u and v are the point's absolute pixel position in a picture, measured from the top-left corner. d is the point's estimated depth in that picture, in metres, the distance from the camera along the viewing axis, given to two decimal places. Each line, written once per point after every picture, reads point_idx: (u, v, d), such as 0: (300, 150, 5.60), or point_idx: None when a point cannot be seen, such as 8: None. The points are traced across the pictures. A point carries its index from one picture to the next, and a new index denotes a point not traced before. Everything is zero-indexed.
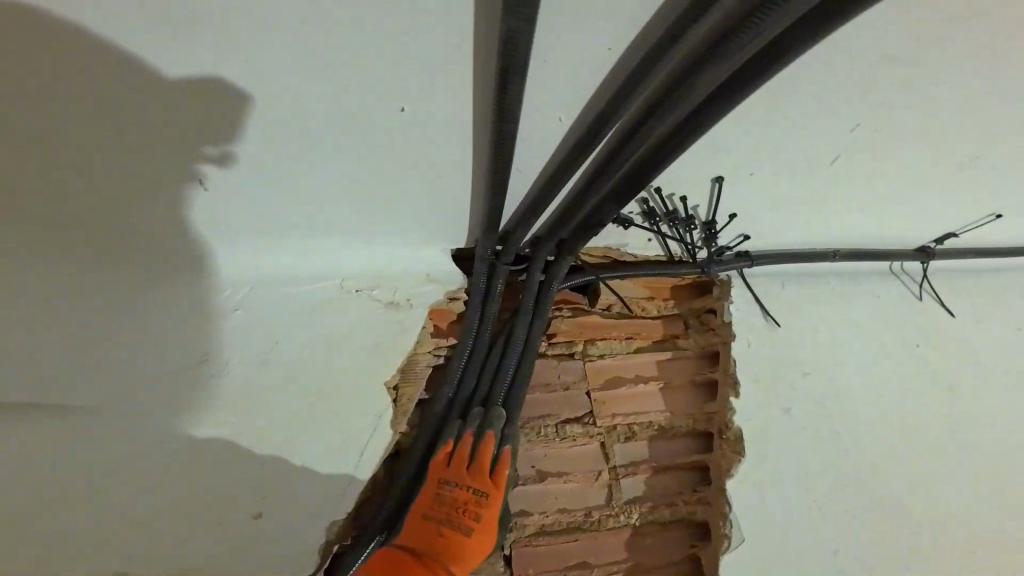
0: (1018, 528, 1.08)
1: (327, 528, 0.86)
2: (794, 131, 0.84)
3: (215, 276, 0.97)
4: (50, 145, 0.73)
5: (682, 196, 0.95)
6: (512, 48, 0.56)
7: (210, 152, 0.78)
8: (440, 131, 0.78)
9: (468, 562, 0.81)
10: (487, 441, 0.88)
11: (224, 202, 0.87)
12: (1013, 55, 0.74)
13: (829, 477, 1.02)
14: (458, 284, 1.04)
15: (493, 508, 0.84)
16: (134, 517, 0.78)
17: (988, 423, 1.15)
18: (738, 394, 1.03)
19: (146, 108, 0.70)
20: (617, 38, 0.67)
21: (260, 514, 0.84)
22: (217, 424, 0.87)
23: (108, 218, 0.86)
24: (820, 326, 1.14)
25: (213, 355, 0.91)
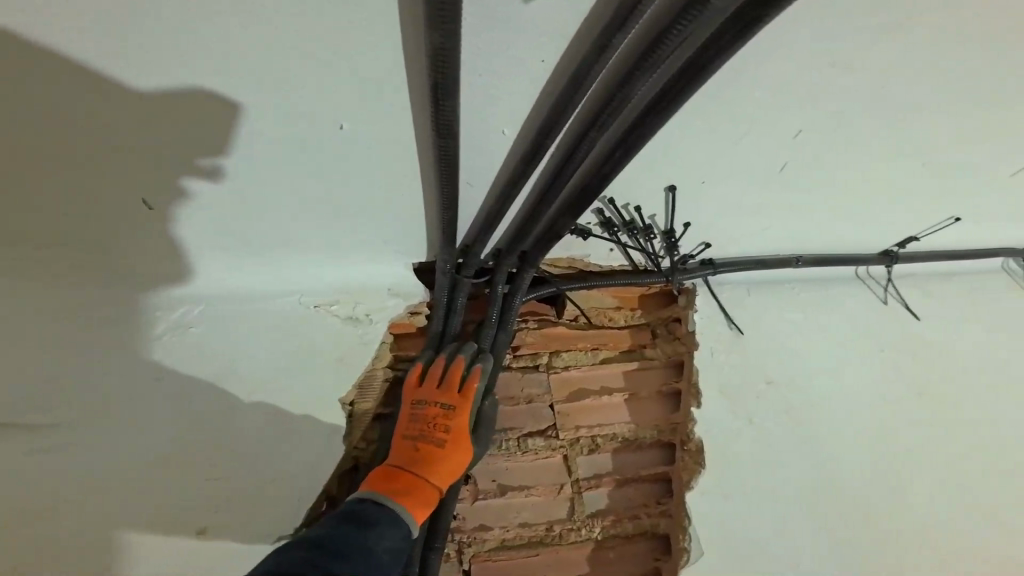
0: (983, 532, 1.08)
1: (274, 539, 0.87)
2: (740, 140, 0.85)
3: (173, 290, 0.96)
4: (33, 161, 0.73)
5: (637, 207, 0.96)
6: (443, 66, 0.56)
7: (174, 167, 0.77)
8: (384, 150, 0.78)
9: (446, 470, 0.86)
10: (455, 361, 0.94)
11: (183, 222, 0.86)
12: (947, 61, 0.75)
13: (794, 485, 1.02)
14: (420, 298, 1.04)
15: (462, 419, 0.90)
16: (75, 538, 0.76)
17: (957, 425, 1.15)
18: (700, 404, 1.03)
19: (119, 123, 0.69)
20: (549, 52, 0.67)
21: (204, 530, 0.83)
22: (176, 442, 0.86)
23: (69, 235, 0.85)
24: (785, 332, 1.14)
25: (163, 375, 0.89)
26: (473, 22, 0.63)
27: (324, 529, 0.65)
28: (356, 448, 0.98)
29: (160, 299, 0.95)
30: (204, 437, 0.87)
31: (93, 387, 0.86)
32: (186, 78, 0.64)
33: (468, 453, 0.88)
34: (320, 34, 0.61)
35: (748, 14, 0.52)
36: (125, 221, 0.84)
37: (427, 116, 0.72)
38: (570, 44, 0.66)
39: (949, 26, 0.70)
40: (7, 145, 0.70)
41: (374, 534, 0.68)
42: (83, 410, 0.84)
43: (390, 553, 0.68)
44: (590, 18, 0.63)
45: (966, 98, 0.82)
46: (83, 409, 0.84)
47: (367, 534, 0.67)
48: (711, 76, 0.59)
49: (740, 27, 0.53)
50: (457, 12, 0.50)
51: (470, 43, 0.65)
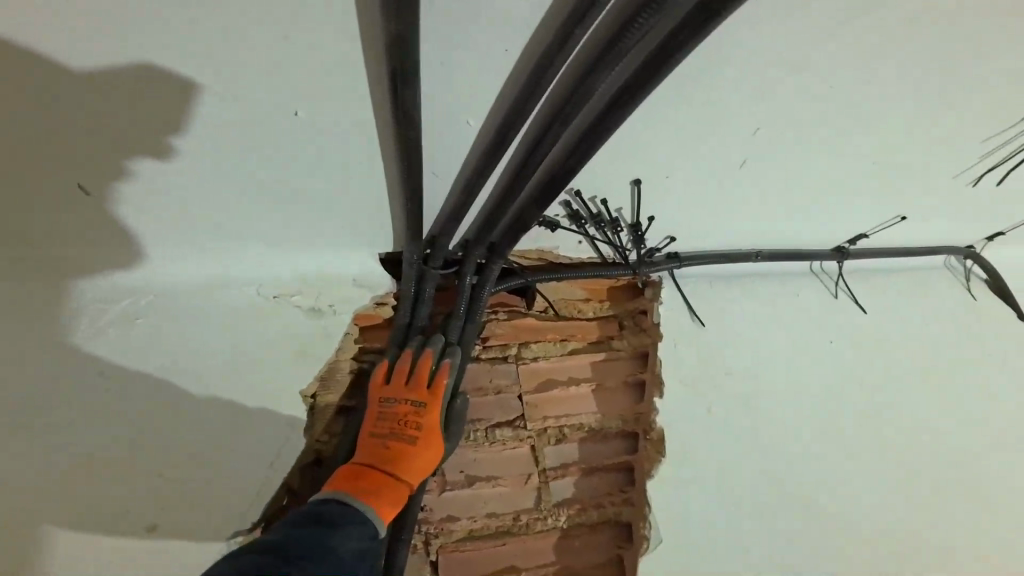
0: (919, 511, 1.16)
1: (230, 538, 0.85)
2: (702, 136, 0.88)
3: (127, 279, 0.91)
4: (33, 160, 0.75)
5: (604, 199, 0.97)
6: (401, 52, 0.55)
7: (163, 154, 0.76)
8: (347, 136, 0.76)
9: (417, 467, 0.84)
10: (424, 356, 0.91)
11: (175, 209, 0.84)
12: (890, 64, 0.80)
13: (749, 470, 1.06)
14: (387, 289, 1.01)
15: (433, 415, 0.88)
16: (44, 524, 0.78)
17: (898, 412, 1.23)
18: (662, 394, 1.06)
19: (114, 117, 0.69)
20: (513, 40, 0.67)
21: (154, 527, 0.82)
22: (148, 439, 0.84)
23: (72, 232, 0.86)
24: (744, 324, 1.19)
25: (111, 368, 0.86)
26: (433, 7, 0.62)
27: (286, 532, 0.62)
28: (318, 441, 0.96)
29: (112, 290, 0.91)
30: (192, 436, 0.86)
31: (79, 380, 0.84)
32: (137, 56, 0.62)
33: (439, 449, 0.87)
34: (277, 15, 0.59)
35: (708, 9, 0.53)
36: (89, 210, 0.82)
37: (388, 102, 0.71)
38: (535, 31, 0.66)
39: (892, 30, 0.74)
40: (8, 146, 0.73)
41: (339, 535, 0.66)
42: (83, 413, 0.83)
43: (355, 554, 0.65)
44: (555, 4, 0.63)
45: (908, 101, 0.88)
46: (80, 410, 0.83)
47: (333, 536, 0.65)
48: (672, 69, 0.60)
49: (699, 22, 0.54)
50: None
51: (434, 27, 0.65)
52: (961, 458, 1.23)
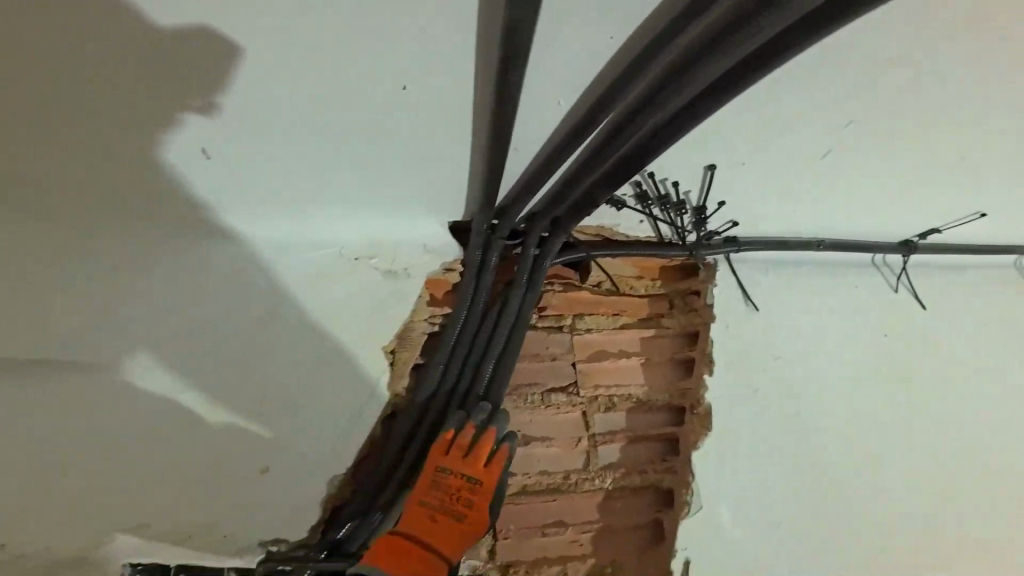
0: (948, 506, 1.19)
1: (328, 484, 0.95)
2: (780, 123, 0.89)
3: (210, 237, 1.00)
4: (35, 151, 0.83)
5: (675, 181, 0.99)
6: (516, 35, 0.58)
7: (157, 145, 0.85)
8: (442, 109, 0.83)
9: (457, 548, 0.83)
10: (486, 436, 0.89)
11: (166, 200, 0.94)
12: (978, 56, 0.80)
13: (785, 452, 1.11)
14: (455, 256, 1.06)
15: (485, 497, 0.86)
16: (62, 512, 0.86)
17: (941, 410, 1.24)
18: (712, 372, 1.10)
19: (120, 108, 0.78)
20: (618, 30, 0.73)
21: (265, 469, 0.93)
22: (149, 433, 0.90)
23: (69, 215, 0.95)
24: (796, 313, 1.19)
25: (204, 318, 0.96)
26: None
27: None
28: (397, 394, 1.02)
29: (212, 250, 1.00)
30: (192, 433, 0.91)
31: (82, 370, 0.91)
32: (265, 27, 0.69)
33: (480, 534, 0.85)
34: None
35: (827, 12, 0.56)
36: (157, 181, 0.90)
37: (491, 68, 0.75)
38: (652, 11, 0.70)
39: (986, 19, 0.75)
40: (12, 139, 0.81)
41: None
42: (79, 416, 0.89)
43: None
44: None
45: (991, 97, 0.88)
46: (80, 413, 0.89)
47: None
48: (775, 68, 0.64)
49: (813, 27, 0.58)
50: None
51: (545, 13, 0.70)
52: (1003, 460, 1.25)
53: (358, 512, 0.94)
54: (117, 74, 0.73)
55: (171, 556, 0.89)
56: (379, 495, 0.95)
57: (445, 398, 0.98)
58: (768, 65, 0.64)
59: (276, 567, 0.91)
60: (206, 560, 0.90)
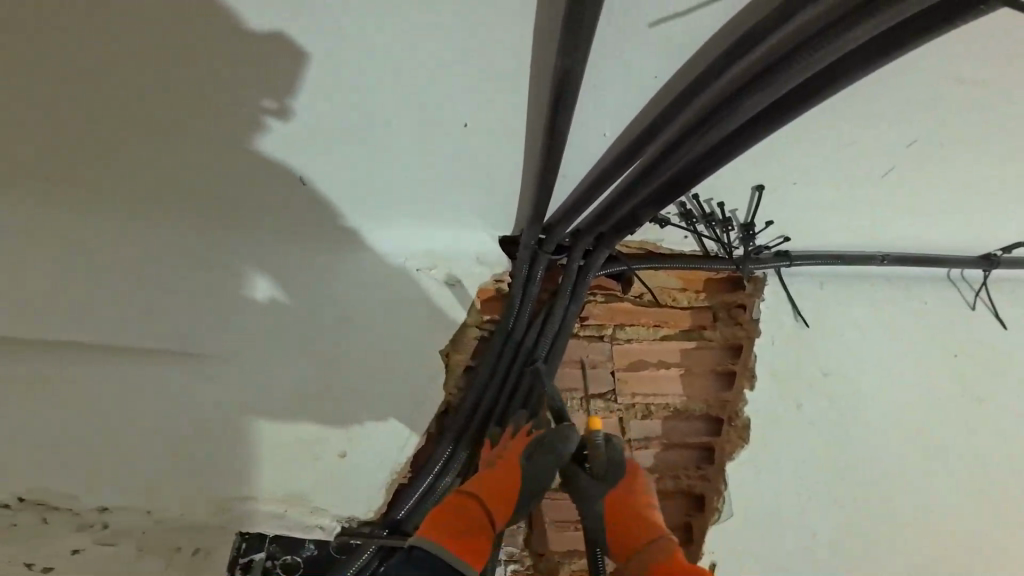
0: (1001, 528, 1.16)
1: (392, 467, 1.09)
2: (837, 146, 0.88)
3: (276, 244, 1.12)
4: (72, 144, 0.91)
5: (721, 202, 1.00)
6: (568, 80, 0.65)
7: (186, 145, 0.91)
8: (494, 141, 0.89)
9: (496, 497, 0.84)
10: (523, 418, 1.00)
11: (194, 196, 1.02)
12: None
13: (825, 467, 1.12)
14: (504, 268, 1.15)
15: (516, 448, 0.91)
16: (88, 489, 1.00)
17: (1008, 435, 1.18)
18: (752, 386, 1.12)
19: (132, 109, 0.84)
20: (664, 69, 0.77)
21: (344, 454, 1.08)
22: (164, 424, 1.03)
23: (112, 203, 1.04)
24: (849, 328, 1.17)
25: (275, 316, 1.10)
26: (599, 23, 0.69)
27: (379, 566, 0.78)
28: (449, 394, 1.14)
29: (288, 248, 1.13)
30: (194, 424, 1.04)
31: (109, 364, 1.05)
32: (345, 70, 0.77)
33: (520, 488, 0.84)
34: (467, 27, 0.70)
35: (874, 48, 0.58)
36: (204, 187, 1.00)
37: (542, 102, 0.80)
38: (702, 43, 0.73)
39: None
40: (57, 133, 0.88)
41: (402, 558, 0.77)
42: (87, 411, 1.02)
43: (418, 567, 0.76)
44: (727, 23, 0.70)
45: None
46: (93, 411, 1.03)
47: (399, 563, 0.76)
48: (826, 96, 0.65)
49: (871, 52, 0.58)
50: (586, 41, 0.60)
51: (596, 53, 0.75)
52: None
53: (418, 489, 1.06)
54: (122, 75, 0.78)
55: (269, 526, 1.05)
56: (429, 485, 1.06)
57: (488, 405, 1.08)
58: (818, 93, 0.65)
59: (349, 541, 1.06)
60: (295, 531, 1.06)
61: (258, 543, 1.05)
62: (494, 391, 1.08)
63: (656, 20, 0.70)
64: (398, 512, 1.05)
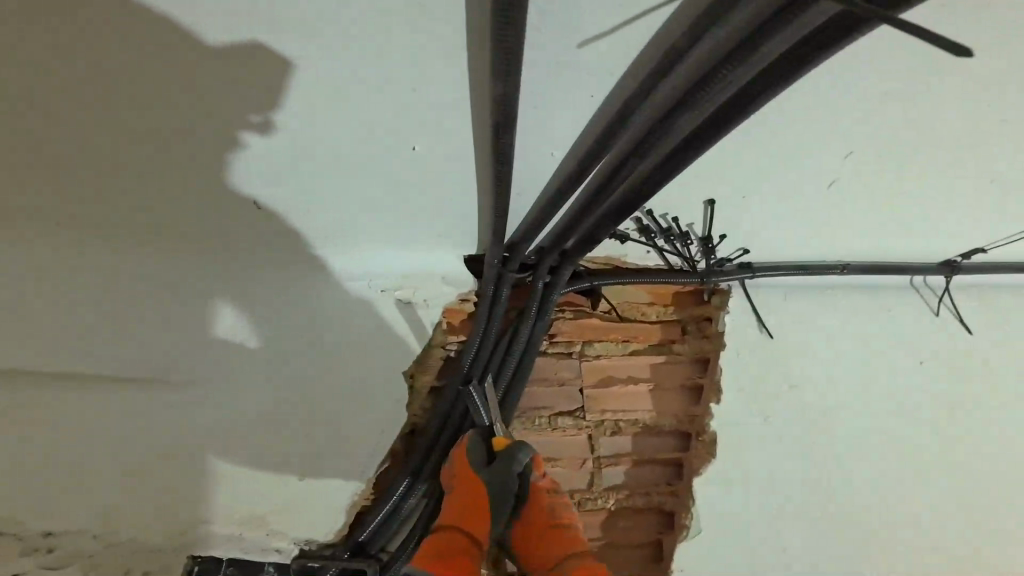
0: (959, 519, 1.21)
1: (354, 490, 1.11)
2: (779, 161, 0.91)
3: (232, 267, 1.09)
4: (41, 151, 0.86)
5: (676, 217, 1.02)
6: (506, 106, 0.67)
7: (158, 161, 0.88)
8: (446, 161, 0.90)
9: (467, 517, 0.91)
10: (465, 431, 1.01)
11: (151, 220, 1.00)
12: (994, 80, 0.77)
13: (790, 470, 1.15)
14: (470, 288, 1.14)
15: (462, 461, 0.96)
16: (58, 507, 1.05)
17: (970, 436, 1.21)
18: (718, 400, 1.14)
19: (104, 115, 0.81)
20: (598, 88, 0.78)
21: (304, 475, 1.10)
22: (128, 448, 1.05)
23: (66, 218, 0.99)
24: (818, 338, 1.18)
25: (239, 344, 1.09)
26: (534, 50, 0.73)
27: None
28: (414, 414, 1.16)
29: (250, 277, 1.09)
30: (157, 446, 1.06)
31: (73, 388, 1.06)
32: (298, 98, 0.79)
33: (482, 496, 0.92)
34: (416, 52, 0.72)
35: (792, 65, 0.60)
36: (161, 219, 1.00)
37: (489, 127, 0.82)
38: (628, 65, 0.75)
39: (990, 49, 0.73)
40: (25, 139, 0.84)
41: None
42: (51, 423, 1.05)
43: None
44: (653, 39, 0.71)
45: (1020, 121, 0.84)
46: (58, 433, 1.05)
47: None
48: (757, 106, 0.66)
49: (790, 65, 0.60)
50: (518, 70, 0.62)
51: (537, 76, 0.77)
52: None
53: (382, 509, 1.09)
54: (102, 79, 0.75)
55: (224, 549, 1.10)
56: (393, 505, 1.09)
57: (455, 425, 1.10)
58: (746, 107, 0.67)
59: (307, 564, 1.11)
60: (251, 555, 1.11)
61: (213, 566, 1.10)
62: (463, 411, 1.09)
63: (585, 40, 0.71)
64: (362, 534, 1.10)
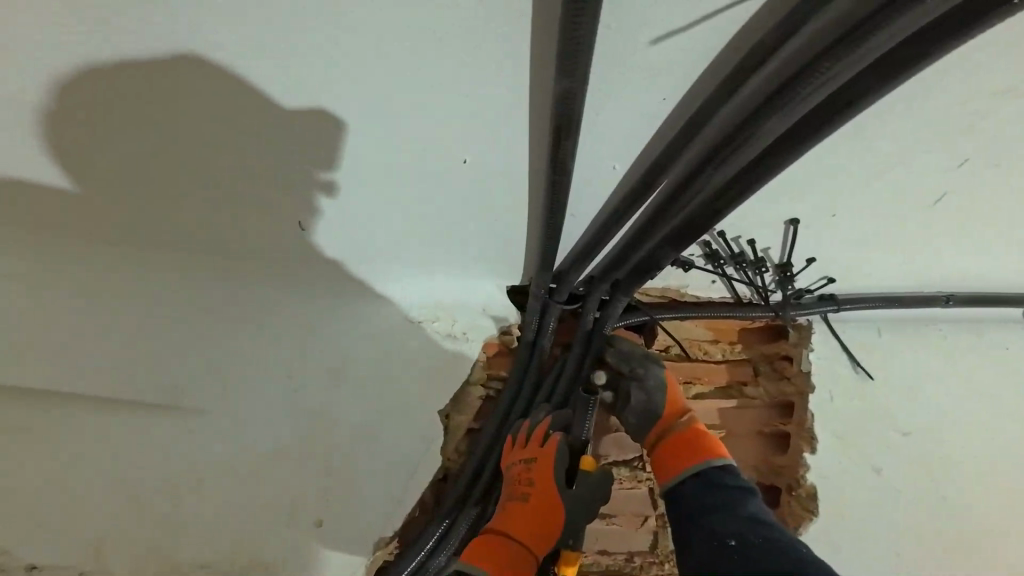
0: None
1: (376, 541, 0.97)
2: (883, 174, 0.78)
3: (268, 288, 1.03)
4: (45, 159, 0.80)
5: (751, 240, 0.89)
6: (571, 102, 0.59)
7: (164, 163, 0.80)
8: (495, 174, 0.81)
9: (539, 541, 0.86)
10: (540, 425, 0.93)
11: (168, 229, 0.94)
12: None
13: (890, 534, 0.97)
14: (512, 320, 1.07)
15: (545, 470, 0.88)
16: (26, 545, 0.91)
17: None
18: (814, 449, 0.97)
19: (116, 129, 0.75)
20: (673, 90, 0.67)
21: (321, 522, 0.96)
22: (118, 483, 0.93)
23: (80, 227, 0.94)
24: (919, 379, 1.01)
25: (262, 372, 1.00)
26: (598, 49, 0.62)
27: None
28: (448, 460, 1.04)
29: (281, 297, 1.03)
30: (153, 482, 0.94)
31: (58, 411, 0.94)
32: (330, 110, 0.71)
33: (561, 522, 0.87)
34: (461, 48, 0.61)
35: (907, 50, 0.51)
36: (183, 231, 0.94)
37: (545, 135, 0.72)
38: (707, 69, 0.65)
39: None
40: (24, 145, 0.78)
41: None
42: (32, 450, 0.92)
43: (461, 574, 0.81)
44: (742, 37, 0.60)
45: None
46: (37, 462, 0.92)
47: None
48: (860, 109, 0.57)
49: (905, 60, 0.52)
50: (586, 60, 0.53)
51: (598, 81, 0.67)
52: None
53: (406, 567, 0.92)
54: (100, 90, 0.68)
55: None
56: (420, 563, 0.93)
57: (494, 471, 0.98)
58: (846, 111, 0.58)
59: None
60: None
61: None
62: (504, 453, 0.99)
63: (661, 35, 0.61)
64: None
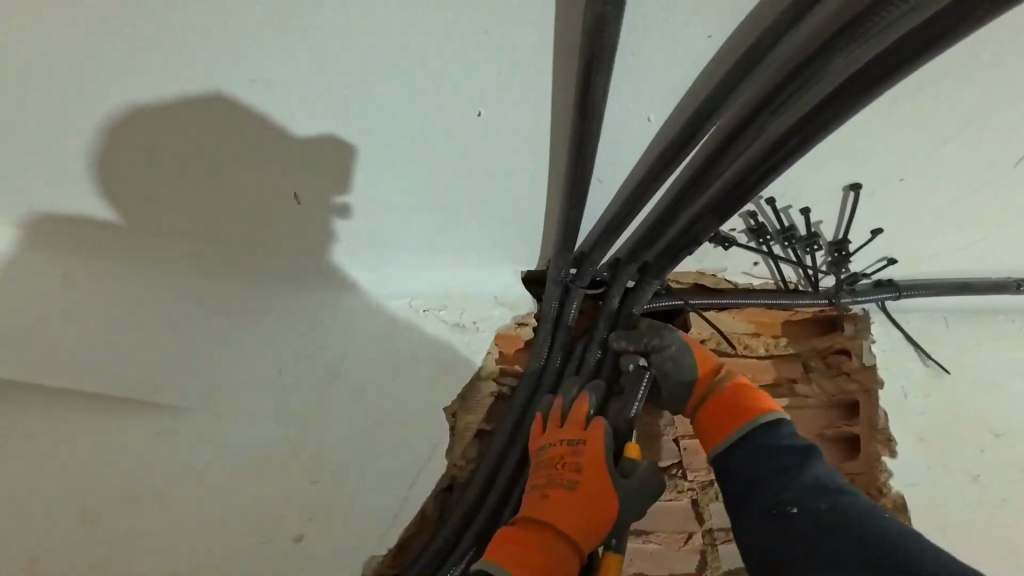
0: None
1: (366, 561, 0.84)
2: (968, 132, 0.66)
3: (256, 279, 0.92)
4: None
5: (803, 209, 0.78)
6: (602, 29, 0.47)
7: (111, 133, 0.67)
8: (508, 140, 0.69)
9: (586, 534, 0.72)
10: (580, 401, 0.83)
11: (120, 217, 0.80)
12: None
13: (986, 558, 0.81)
14: (528, 309, 0.97)
15: (591, 455, 0.77)
16: None
17: None
18: (893, 452, 0.84)
19: (68, 107, 0.64)
20: (721, 24, 0.56)
21: (300, 538, 0.83)
22: (52, 509, 0.77)
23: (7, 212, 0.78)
24: (997, 372, 0.89)
25: (244, 374, 0.88)
26: None
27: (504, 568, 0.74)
28: (455, 466, 0.91)
29: (273, 287, 0.93)
30: (99, 508, 0.78)
31: None
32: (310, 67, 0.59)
33: (614, 512, 0.74)
34: None
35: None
36: (142, 219, 0.81)
37: (569, 85, 0.60)
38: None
39: None
40: None
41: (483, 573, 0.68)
42: None
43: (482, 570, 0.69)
44: None
45: None
46: None
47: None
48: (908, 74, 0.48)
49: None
50: None
51: (632, 17, 0.55)
52: None
53: None
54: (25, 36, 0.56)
55: None
56: None
57: (512, 468, 0.88)
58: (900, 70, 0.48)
59: None
60: None
61: None
62: (523, 452, 0.89)
63: None
64: None
